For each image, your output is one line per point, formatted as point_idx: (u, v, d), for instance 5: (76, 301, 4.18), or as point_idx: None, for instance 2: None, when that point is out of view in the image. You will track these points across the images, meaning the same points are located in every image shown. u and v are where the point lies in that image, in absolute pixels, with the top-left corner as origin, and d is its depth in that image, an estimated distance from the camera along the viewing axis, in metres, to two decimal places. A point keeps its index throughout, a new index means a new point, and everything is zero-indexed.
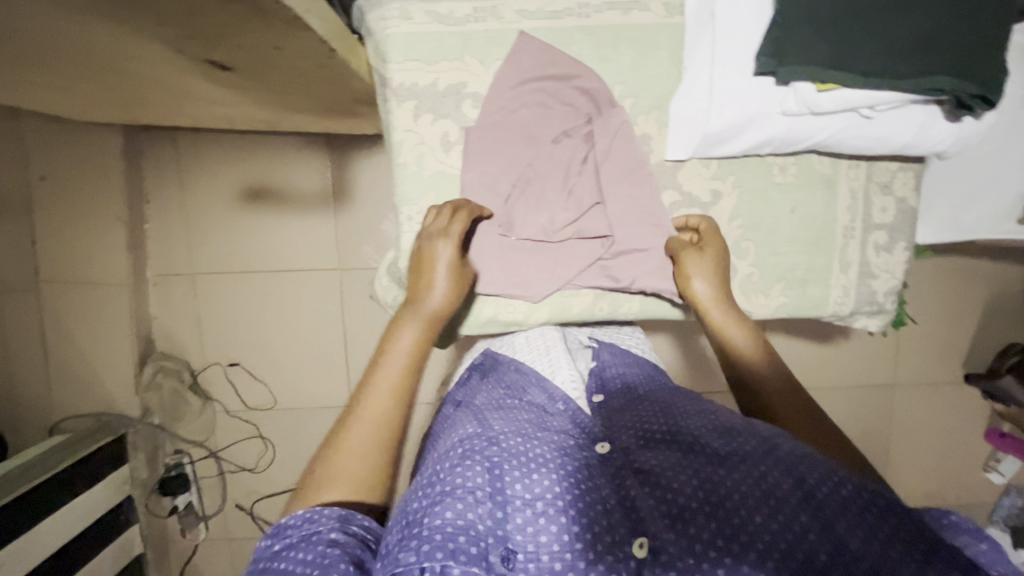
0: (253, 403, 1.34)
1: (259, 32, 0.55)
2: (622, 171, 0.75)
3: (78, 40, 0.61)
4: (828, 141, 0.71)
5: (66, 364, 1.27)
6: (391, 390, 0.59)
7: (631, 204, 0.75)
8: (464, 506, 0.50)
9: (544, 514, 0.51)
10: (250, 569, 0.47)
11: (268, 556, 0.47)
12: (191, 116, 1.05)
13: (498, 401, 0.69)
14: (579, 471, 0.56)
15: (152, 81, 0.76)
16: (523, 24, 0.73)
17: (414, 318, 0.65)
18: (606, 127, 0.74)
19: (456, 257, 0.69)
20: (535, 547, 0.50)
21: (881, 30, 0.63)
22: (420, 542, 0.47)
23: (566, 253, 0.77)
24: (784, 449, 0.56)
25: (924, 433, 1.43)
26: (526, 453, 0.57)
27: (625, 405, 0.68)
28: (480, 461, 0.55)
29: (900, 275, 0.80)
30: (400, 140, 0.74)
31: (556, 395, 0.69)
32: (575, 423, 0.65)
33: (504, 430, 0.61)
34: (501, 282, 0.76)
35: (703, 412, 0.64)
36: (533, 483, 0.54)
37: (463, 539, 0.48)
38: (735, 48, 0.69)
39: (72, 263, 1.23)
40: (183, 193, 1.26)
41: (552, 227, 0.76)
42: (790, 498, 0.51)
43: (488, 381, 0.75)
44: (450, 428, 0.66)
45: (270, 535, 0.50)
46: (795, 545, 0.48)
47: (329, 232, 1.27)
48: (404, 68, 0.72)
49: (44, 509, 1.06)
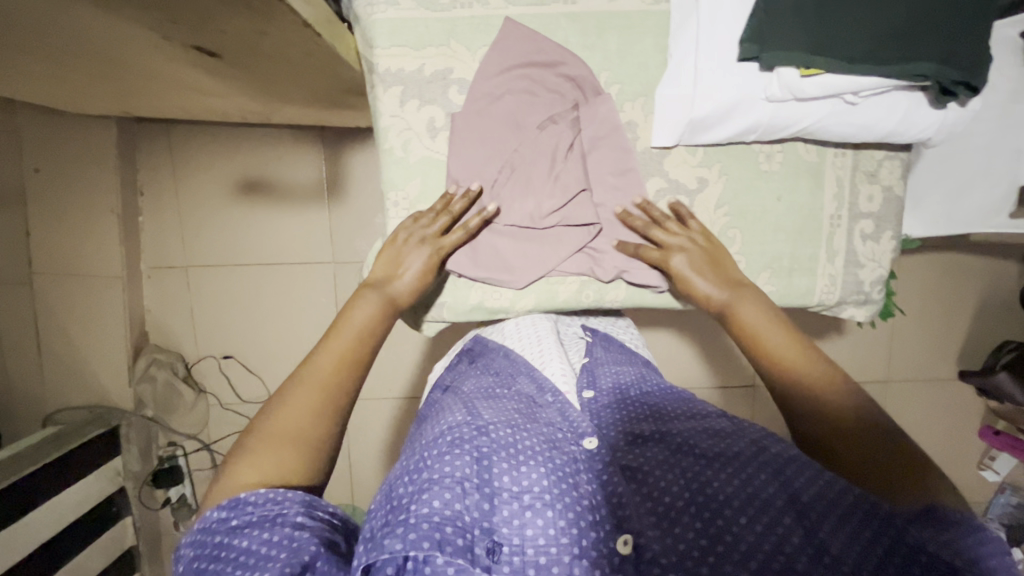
0: (245, 395, 1.34)
1: (241, 16, 0.55)
2: (608, 158, 0.75)
3: (64, 27, 0.61)
4: (813, 127, 0.71)
5: (59, 355, 1.27)
6: (342, 356, 0.61)
7: (616, 193, 0.76)
8: (452, 496, 0.49)
9: (531, 507, 0.52)
10: (205, 541, 0.47)
11: (227, 530, 0.47)
12: (182, 107, 1.05)
13: (487, 391, 0.69)
14: (568, 466, 0.56)
15: (140, 69, 0.76)
16: (509, 10, 0.73)
17: (374, 295, 0.67)
18: (592, 114, 0.74)
19: (431, 263, 0.71)
20: (521, 540, 0.50)
21: (865, 17, 0.63)
22: (407, 529, 0.46)
23: (553, 240, 0.77)
24: (771, 451, 0.56)
25: (916, 429, 1.43)
26: (515, 445, 0.57)
27: (614, 403, 0.67)
28: (468, 450, 0.54)
29: (887, 264, 0.80)
30: (387, 126, 0.74)
31: (545, 387, 0.69)
32: (564, 416, 0.64)
33: (493, 420, 0.60)
34: (486, 268, 0.76)
35: (693, 415, 0.64)
36: (521, 476, 0.54)
37: (450, 530, 0.47)
38: (719, 34, 0.69)
39: (65, 254, 1.24)
40: (175, 185, 1.26)
41: (538, 214, 0.76)
42: (775, 501, 0.50)
43: (477, 368, 0.76)
44: (439, 414, 0.66)
45: (224, 506, 0.48)
46: (777, 547, 0.47)
47: (321, 225, 1.27)
48: (390, 54, 0.72)
49: (36, 500, 1.06)
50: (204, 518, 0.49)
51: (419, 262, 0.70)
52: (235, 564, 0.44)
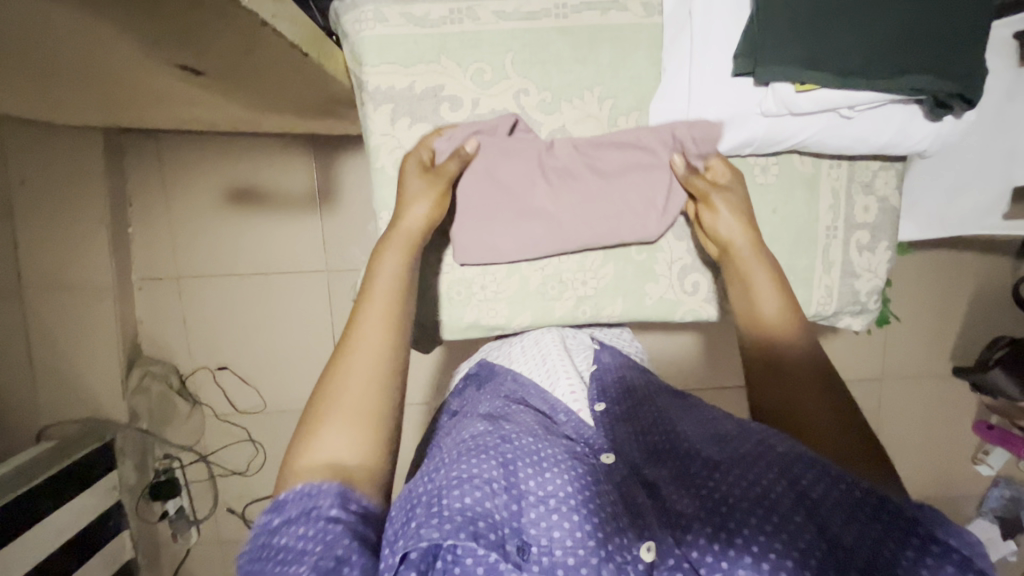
0: (241, 405, 1.33)
1: (228, 37, 0.54)
2: (616, 164, 0.73)
3: (45, 46, 0.60)
4: (808, 141, 0.71)
5: (50, 371, 1.25)
6: (383, 314, 0.61)
7: (625, 177, 0.73)
8: (482, 494, 0.50)
9: (557, 510, 0.51)
10: (253, 539, 0.49)
11: (270, 530, 0.49)
12: (168, 117, 1.03)
13: (503, 408, 0.66)
14: (590, 475, 0.56)
15: (126, 83, 0.75)
16: (499, 25, 0.71)
17: (396, 244, 0.66)
18: (600, 145, 0.73)
19: (421, 167, 0.69)
20: (548, 541, 0.50)
21: (861, 33, 0.62)
22: (441, 520, 0.47)
23: (563, 215, 0.73)
24: (778, 449, 0.54)
25: (913, 425, 1.44)
26: (538, 452, 0.57)
27: (630, 413, 0.66)
28: (494, 455, 0.55)
29: (883, 275, 0.80)
30: (377, 145, 0.73)
31: (558, 408, 0.66)
32: (579, 433, 0.62)
33: (515, 429, 0.60)
34: (499, 239, 0.74)
35: (703, 422, 0.64)
36: (546, 481, 0.54)
37: (483, 524, 0.48)
38: (715, 47, 0.68)
39: (54, 267, 1.22)
40: (165, 195, 1.24)
41: (557, 228, 0.73)
42: (784, 499, 0.50)
43: (486, 391, 0.73)
44: (451, 432, 0.64)
45: (270, 509, 0.50)
46: (797, 533, 0.47)
47: (316, 233, 1.26)
48: (380, 72, 0.71)
49: (33, 517, 1.06)
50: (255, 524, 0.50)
51: (412, 175, 0.69)
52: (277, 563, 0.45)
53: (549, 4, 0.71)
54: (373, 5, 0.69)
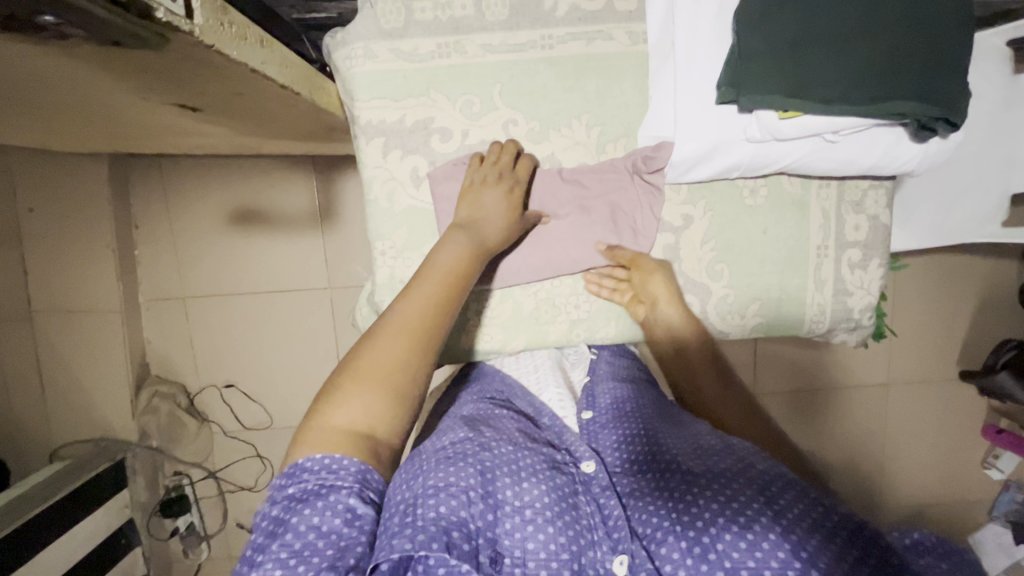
0: (249, 422, 1.35)
1: (220, 83, 0.56)
2: (596, 186, 0.76)
3: (48, 92, 0.62)
4: (794, 164, 0.72)
5: (60, 395, 1.28)
6: (432, 302, 0.60)
7: (605, 200, 0.76)
8: (457, 503, 0.51)
9: (532, 522, 0.52)
10: (266, 504, 0.49)
11: (285, 501, 0.48)
12: (170, 144, 1.05)
13: (486, 411, 0.67)
14: (568, 487, 0.56)
15: (126, 119, 0.77)
16: (486, 58, 0.72)
17: (461, 241, 0.66)
18: (579, 172, 0.75)
19: (509, 199, 0.71)
20: (522, 553, 0.51)
21: (841, 58, 0.63)
22: (414, 531, 0.48)
23: (549, 244, 0.76)
24: (758, 469, 0.54)
25: (925, 431, 1.42)
26: (516, 461, 0.57)
27: (614, 422, 0.66)
28: (473, 462, 0.55)
29: (876, 291, 0.81)
30: (371, 177, 0.74)
31: (542, 412, 0.69)
32: (560, 439, 0.64)
33: (496, 437, 0.60)
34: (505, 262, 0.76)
35: (685, 436, 0.63)
36: (523, 491, 0.54)
37: (457, 534, 0.49)
38: (695, 76, 0.69)
39: (63, 292, 1.24)
40: (170, 219, 1.27)
41: (549, 263, 0.77)
42: (759, 516, 0.49)
43: (472, 391, 0.75)
44: (433, 436, 0.64)
45: (285, 474, 0.50)
46: (761, 564, 0.46)
47: (318, 251, 1.28)
48: (370, 106, 0.72)
49: (48, 535, 1.07)
50: (270, 486, 0.50)
51: (500, 201, 0.70)
52: (285, 540, 0.46)
53: (535, 35, 0.72)
54: (363, 42, 0.71)
